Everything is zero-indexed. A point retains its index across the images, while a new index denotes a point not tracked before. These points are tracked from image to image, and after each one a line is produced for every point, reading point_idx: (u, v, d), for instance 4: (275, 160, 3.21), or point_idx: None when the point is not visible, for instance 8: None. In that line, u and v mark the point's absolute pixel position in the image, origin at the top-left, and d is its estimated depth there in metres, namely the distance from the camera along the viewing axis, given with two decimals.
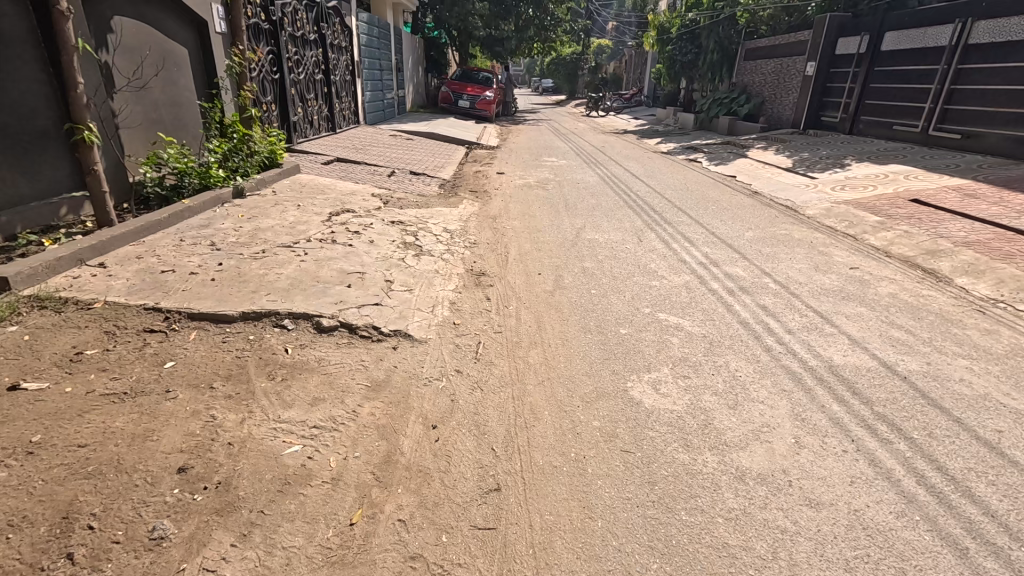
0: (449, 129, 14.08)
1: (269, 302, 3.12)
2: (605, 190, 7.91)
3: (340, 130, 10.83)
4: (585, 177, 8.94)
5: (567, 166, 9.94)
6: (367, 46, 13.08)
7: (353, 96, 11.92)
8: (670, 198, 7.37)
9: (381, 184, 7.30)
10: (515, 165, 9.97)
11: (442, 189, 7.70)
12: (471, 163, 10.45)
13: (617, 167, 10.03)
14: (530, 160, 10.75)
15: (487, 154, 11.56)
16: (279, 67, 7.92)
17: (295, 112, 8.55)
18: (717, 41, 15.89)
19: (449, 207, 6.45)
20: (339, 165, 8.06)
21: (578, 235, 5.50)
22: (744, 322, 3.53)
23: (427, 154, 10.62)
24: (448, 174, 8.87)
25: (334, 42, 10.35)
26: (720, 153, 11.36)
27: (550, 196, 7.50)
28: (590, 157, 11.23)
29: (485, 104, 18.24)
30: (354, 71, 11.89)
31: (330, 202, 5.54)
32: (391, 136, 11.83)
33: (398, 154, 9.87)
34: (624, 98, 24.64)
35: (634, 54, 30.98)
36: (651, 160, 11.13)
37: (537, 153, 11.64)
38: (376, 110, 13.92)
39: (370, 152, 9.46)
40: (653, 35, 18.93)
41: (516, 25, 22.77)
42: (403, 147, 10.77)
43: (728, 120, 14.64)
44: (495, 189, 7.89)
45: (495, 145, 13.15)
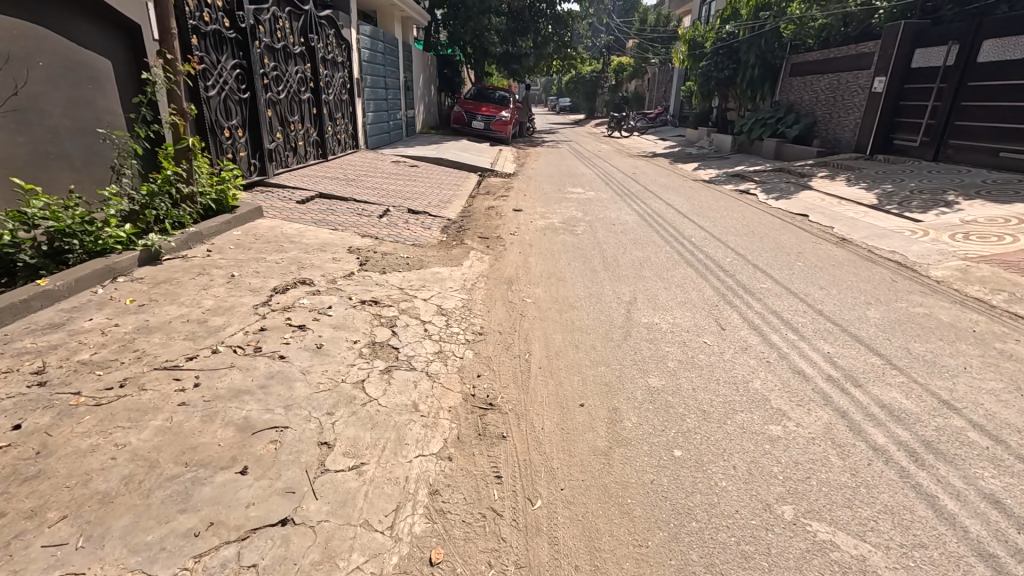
0: (460, 154, 12.64)
1: (44, 553, 1.52)
2: (649, 235, 6.30)
3: (333, 157, 9.43)
4: (621, 215, 7.35)
5: (596, 201, 8.36)
6: (369, 63, 11.81)
7: (351, 117, 10.57)
8: (736, 248, 5.73)
9: (367, 229, 5.78)
10: (535, 199, 8.43)
11: (444, 234, 6.16)
12: (483, 196, 8.93)
13: (657, 201, 8.41)
14: (552, 191, 9.20)
15: (503, 184, 10.04)
16: (250, 84, 6.52)
17: (272, 138, 7.15)
18: (759, 55, 14.32)
19: (450, 264, 4.89)
20: (320, 202, 6.58)
21: (630, 315, 3.88)
22: (986, 555, 1.84)
23: (431, 185, 9.11)
24: (454, 211, 7.35)
25: (327, 56, 8.99)
26: (774, 182, 9.69)
27: (581, 243, 5.90)
28: (623, 187, 9.64)
29: (500, 124, 16.91)
30: (353, 89, 10.55)
31: (282, 267, 4.00)
32: (393, 163, 10.39)
33: (396, 186, 8.38)
34: (649, 118, 23.11)
35: (659, 72, 29.58)
36: (695, 191, 9.48)
37: (559, 182, 10.10)
38: (379, 132, 12.56)
39: (364, 184, 7.98)
40: (683, 51, 17.47)
41: (534, 42, 21.57)
42: (405, 177, 9.30)
43: (775, 143, 12.94)
44: (511, 233, 6.32)
45: (511, 171, 11.66)
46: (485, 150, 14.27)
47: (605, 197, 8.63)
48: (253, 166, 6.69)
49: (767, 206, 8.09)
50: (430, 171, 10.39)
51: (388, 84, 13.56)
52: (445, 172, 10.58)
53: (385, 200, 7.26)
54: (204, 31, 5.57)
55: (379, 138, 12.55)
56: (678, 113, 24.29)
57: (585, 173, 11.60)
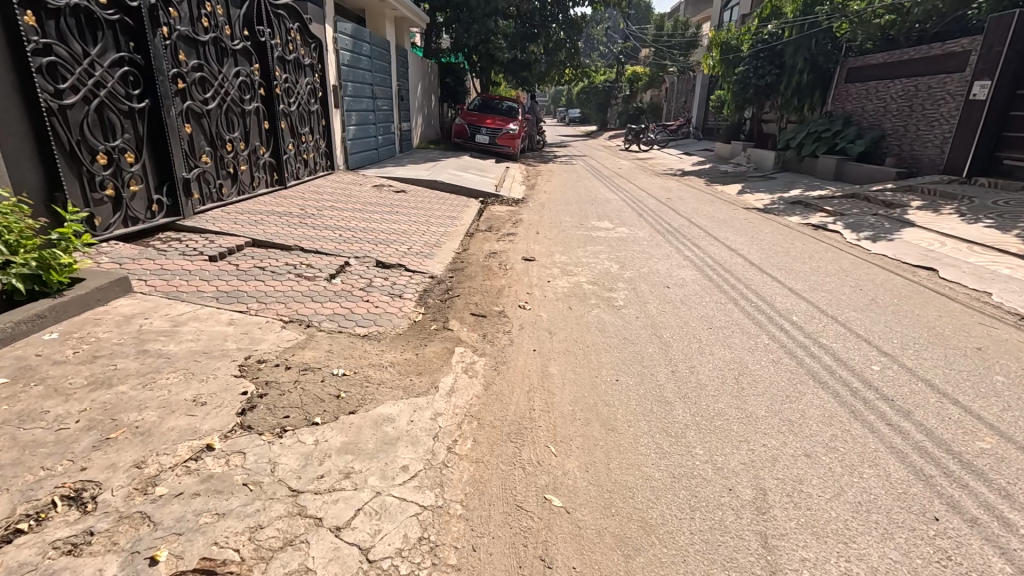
0: (458, 174, 10.67)
1: None
2: (723, 305, 4.27)
3: (295, 182, 7.51)
4: (672, 267, 5.32)
5: (630, 243, 6.34)
6: (352, 67, 9.95)
7: (324, 132, 8.66)
8: (872, 338, 3.68)
9: (300, 307, 3.78)
10: (550, 239, 6.43)
11: (420, 309, 4.16)
12: (484, 232, 6.95)
13: (712, 243, 6.38)
14: (572, 225, 7.21)
15: (509, 214, 8.08)
16: (149, 88, 4.61)
17: (192, 163, 5.23)
18: (808, 58, 12.34)
19: (414, 387, 2.86)
20: (247, 257, 4.61)
21: (776, 560, 1.84)
22: None
23: (417, 218, 7.13)
24: (442, 262, 5.36)
25: (285, 57, 7.11)
26: (855, 213, 7.64)
27: (627, 324, 3.87)
28: (661, 220, 7.60)
29: (506, 138, 15.00)
30: (327, 97, 8.66)
31: (65, 441, 2.01)
32: (373, 189, 8.44)
33: (366, 223, 6.39)
34: (669, 130, 21.11)
35: (677, 81, 27.69)
36: (753, 226, 7.43)
37: (579, 212, 8.12)
38: (364, 149, 10.64)
39: (324, 224, 6.01)
40: (714, 56, 15.56)
41: (545, 49, 19.82)
42: (384, 208, 7.35)
43: (835, 161, 10.82)
44: (519, 303, 4.31)
45: (520, 196, 9.67)
46: (490, 169, 12.31)
47: (642, 237, 6.62)
48: (157, 204, 4.77)
49: (862, 249, 6.04)
50: (417, 198, 8.41)
51: (379, 94, 11.71)
52: (438, 199, 8.62)
53: (346, 248, 5.28)
54: (52, 7, 3.68)
55: (364, 157, 10.63)
56: (701, 125, 22.31)
57: (610, 198, 9.59)
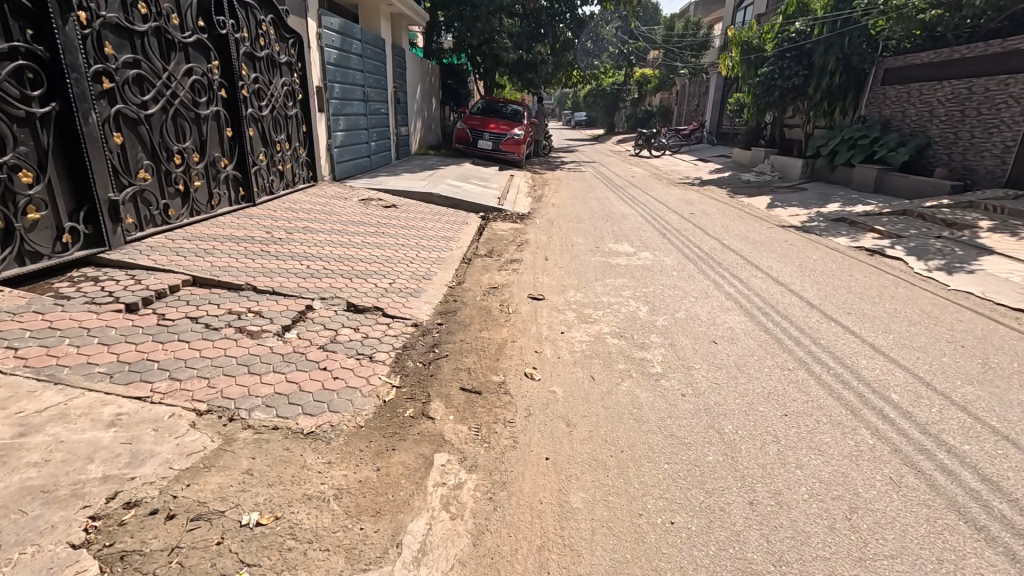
0: (458, 185, 9.70)
1: None
2: (793, 373, 3.27)
3: (267, 198, 6.52)
4: (714, 310, 4.32)
5: (656, 272, 5.35)
6: (341, 67, 8.99)
7: (305, 139, 7.69)
8: (1015, 433, 2.66)
9: (229, 383, 2.79)
10: (561, 268, 5.44)
11: (396, 378, 3.16)
12: (484, 257, 5.96)
13: (754, 272, 5.36)
14: (587, 249, 6.22)
15: (513, 233, 7.09)
16: (57, 87, 3.63)
17: (123, 180, 4.26)
18: (840, 57, 11.32)
19: (363, 549, 1.86)
20: (179, 303, 3.63)
21: None
22: None
23: (404, 240, 6.14)
24: (431, 303, 4.38)
25: (255, 53, 6.15)
26: (914, 234, 6.60)
27: (672, 407, 2.87)
28: (689, 242, 6.59)
29: (511, 144, 14.02)
30: (309, 100, 7.70)
31: None
32: (360, 204, 7.46)
33: (342, 248, 5.40)
34: (681, 134, 20.44)
35: (689, 83, 26.60)
36: (795, 249, 6.40)
37: (592, 231, 7.14)
38: (354, 157, 9.67)
39: (290, 251, 5.01)
40: (733, 56, 14.55)
41: (551, 50, 18.93)
42: (368, 228, 6.35)
43: (875, 171, 9.79)
44: (525, 367, 3.31)
45: (526, 210, 8.67)
46: (492, 178, 11.33)
47: (669, 265, 5.63)
48: (70, 234, 3.79)
49: (938, 283, 5.02)
50: (408, 214, 7.41)
51: (373, 96, 10.73)
52: (433, 215, 7.63)
53: (311, 285, 4.30)
54: None
55: (353, 166, 9.65)
56: (716, 130, 21.19)
57: (626, 213, 8.58)
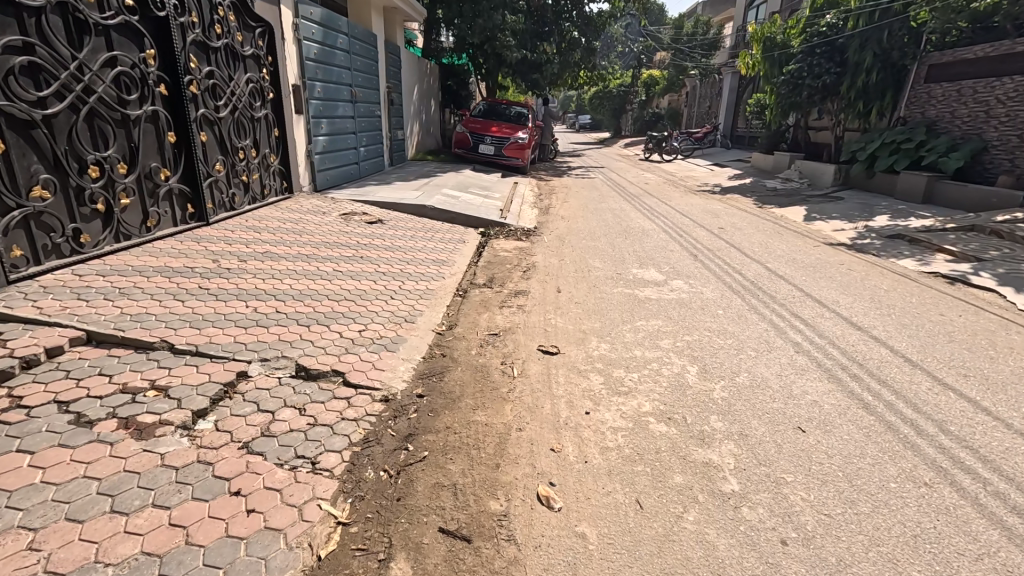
0: (455, 195, 8.67)
1: None
2: (933, 491, 2.22)
3: (225, 215, 5.51)
4: (784, 371, 3.28)
5: (696, 309, 4.30)
6: (324, 63, 8.00)
7: (278, 145, 6.67)
8: None
9: (66, 541, 1.75)
10: (576, 304, 4.38)
11: (343, 505, 2.12)
12: (483, 286, 4.91)
13: (819, 310, 4.31)
14: (606, 276, 5.18)
15: (516, 254, 6.06)
16: None
17: (7, 202, 3.24)
18: (878, 53, 10.24)
19: None
20: (52, 377, 2.60)
21: None
22: None
23: (386, 266, 5.10)
24: (410, 361, 3.34)
25: (209, 42, 5.16)
26: (997, 257, 5.54)
27: (773, 569, 1.83)
28: (727, 267, 5.53)
29: (515, 149, 12.99)
30: (282, 100, 6.68)
31: None
32: (339, 219, 6.42)
33: (306, 280, 4.36)
34: (694, 138, 19.42)
35: (698, 85, 25.53)
36: (855, 274, 5.34)
37: (610, 251, 6.09)
38: (340, 165, 8.68)
39: (236, 286, 3.96)
40: (754, 54, 13.55)
41: (557, 49, 17.89)
42: (344, 250, 5.31)
43: (926, 179, 8.70)
44: (538, 481, 2.26)
45: (531, 225, 7.64)
46: (494, 187, 10.32)
47: (710, 299, 4.58)
48: None
49: None
50: (395, 232, 6.36)
51: (362, 97, 9.70)
52: (424, 233, 6.59)
53: (252, 338, 3.25)
54: None
55: (338, 175, 8.62)
56: (728, 133, 20.22)
57: (646, 227, 7.53)
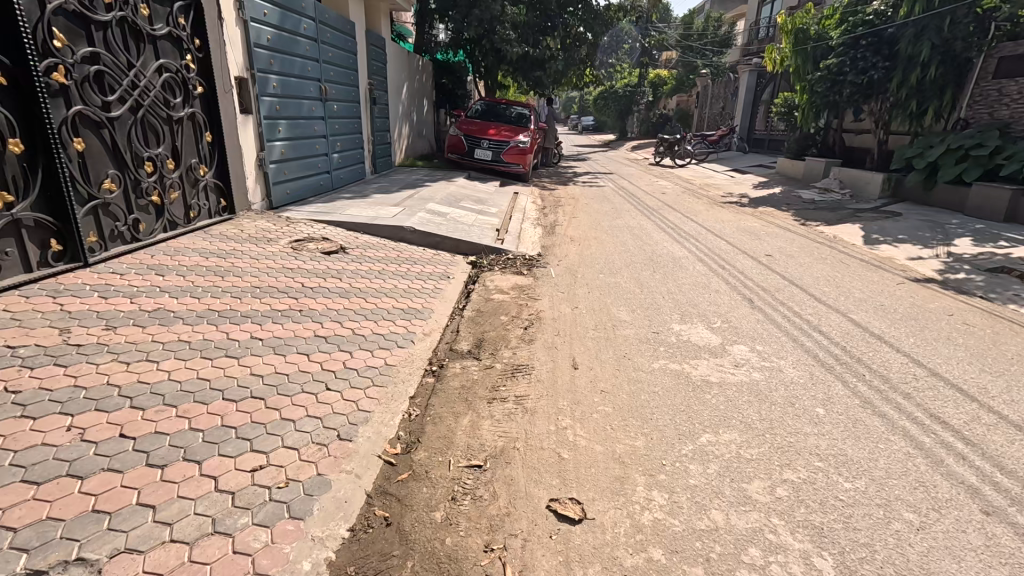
0: (444, 211, 7.25)
1: None
2: None
3: (120, 250, 4.07)
4: (993, 569, 1.83)
5: (783, 406, 2.87)
6: (283, 53, 6.58)
7: (212, 154, 5.23)
8: None
9: None
10: (602, 396, 2.95)
11: None
12: (468, 358, 3.48)
13: (966, 405, 2.89)
14: (641, 338, 3.75)
15: (515, 297, 4.62)
16: None
17: None
18: (937, 44, 8.84)
19: None
20: None
21: None
22: None
23: (332, 326, 3.64)
24: (326, 544, 1.91)
25: (90, 13, 3.73)
26: None
27: None
28: (800, 321, 4.10)
29: (515, 154, 11.57)
30: (217, 96, 5.25)
31: None
32: (286, 250, 4.97)
33: (198, 360, 2.90)
34: (709, 141, 18.00)
35: (710, 85, 24.08)
36: (979, 333, 3.91)
37: (638, 294, 4.66)
38: (305, 175, 7.26)
39: (70, 384, 2.51)
40: (783, 48, 12.14)
41: (561, 44, 16.48)
42: (278, 301, 3.86)
43: (1008, 193, 7.26)
44: None
45: (534, 250, 6.22)
46: (492, 200, 8.90)
47: (796, 382, 3.15)
48: None
49: None
50: (357, 267, 4.90)
51: (336, 94, 8.27)
52: (397, 267, 5.13)
53: (35, 515, 1.81)
54: None
55: (302, 187, 7.19)
56: (745, 135, 18.95)
57: (676, 254, 6.08)
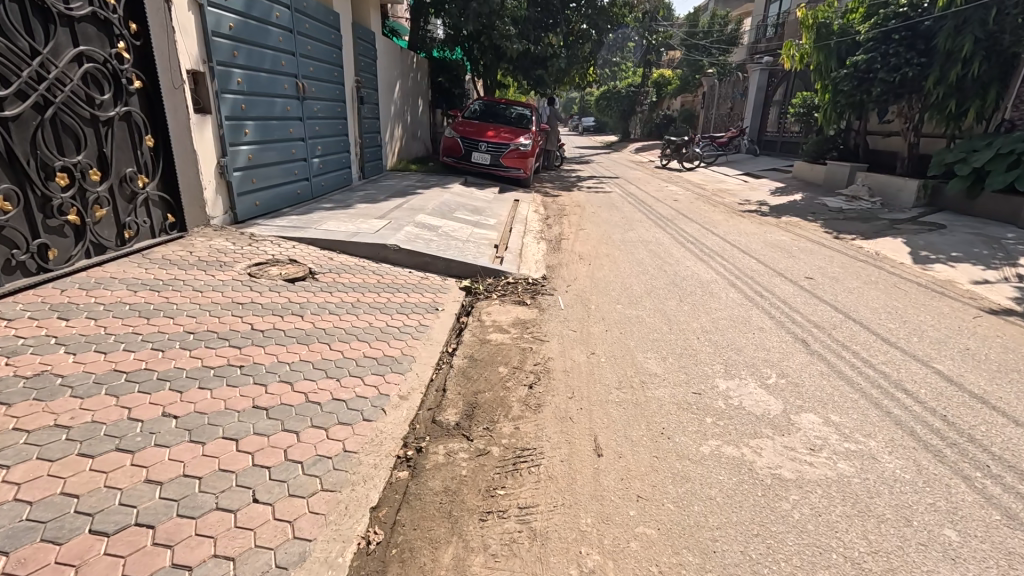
0: (435, 225, 6.42)
1: None
2: None
3: (19, 285, 3.23)
4: None
5: (899, 526, 2.03)
6: (249, 44, 5.75)
7: (155, 162, 4.39)
8: None
9: None
10: (638, 508, 2.13)
11: None
12: (454, 436, 2.63)
13: None
14: (679, 404, 2.91)
15: (515, 338, 3.78)
16: None
17: None
18: (980, 38, 8.03)
19: None
20: None
21: None
22: None
23: (278, 389, 2.79)
24: None
25: None
26: None
27: None
28: (875, 376, 3.26)
29: (515, 158, 10.74)
30: (160, 92, 4.40)
31: None
32: (240, 278, 4.13)
33: (71, 461, 2.06)
34: (718, 143, 17.19)
35: (717, 85, 23.22)
36: None
37: (665, 335, 3.82)
38: (278, 184, 6.42)
39: None
40: (803, 44, 11.32)
41: (564, 41, 15.64)
42: (213, 353, 3.01)
43: None
44: None
45: (538, 272, 5.38)
46: (490, 209, 8.07)
47: (902, 481, 2.30)
48: None
49: None
50: (326, 298, 4.07)
51: (316, 93, 7.45)
52: (375, 297, 4.29)
53: None
54: None
55: (274, 197, 6.34)
56: (755, 136, 18.23)
57: (703, 277, 5.25)
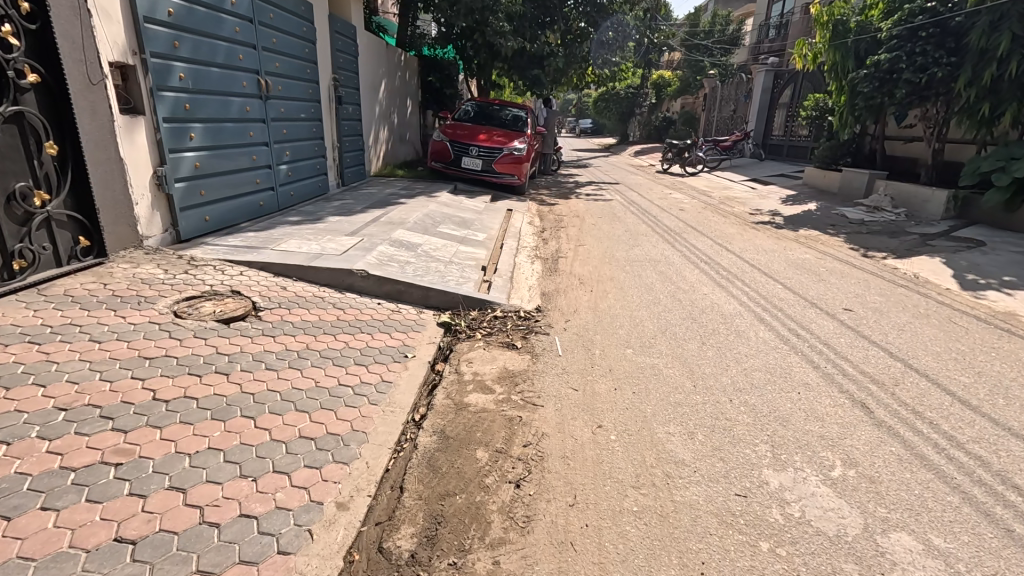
0: (414, 243, 5.63)
1: None
2: None
3: None
4: None
5: None
6: (196, 33, 4.95)
7: (60, 173, 3.59)
8: None
9: None
10: None
11: None
12: None
13: None
14: (721, 514, 2.13)
15: (500, 401, 2.99)
16: None
17: None
18: (1019, 35, 7.32)
19: None
20: None
21: None
22: None
23: (163, 504, 1.99)
24: None
25: None
26: None
27: None
28: (970, 462, 2.50)
29: (509, 163, 9.95)
30: (67, 88, 3.60)
31: None
32: (160, 318, 3.33)
33: None
34: (722, 147, 16.48)
35: (719, 87, 22.52)
36: None
37: (689, 395, 3.05)
38: (235, 195, 5.62)
39: None
40: (817, 43, 10.60)
41: (561, 39, 14.88)
42: (84, 442, 2.21)
43: None
44: None
45: (531, 301, 4.61)
46: (480, 222, 7.29)
47: None
48: None
49: None
50: (266, 346, 3.26)
51: (284, 92, 6.65)
52: (330, 342, 3.48)
53: None
54: None
55: (229, 210, 5.54)
56: (760, 139, 17.55)
57: (724, 309, 4.47)
